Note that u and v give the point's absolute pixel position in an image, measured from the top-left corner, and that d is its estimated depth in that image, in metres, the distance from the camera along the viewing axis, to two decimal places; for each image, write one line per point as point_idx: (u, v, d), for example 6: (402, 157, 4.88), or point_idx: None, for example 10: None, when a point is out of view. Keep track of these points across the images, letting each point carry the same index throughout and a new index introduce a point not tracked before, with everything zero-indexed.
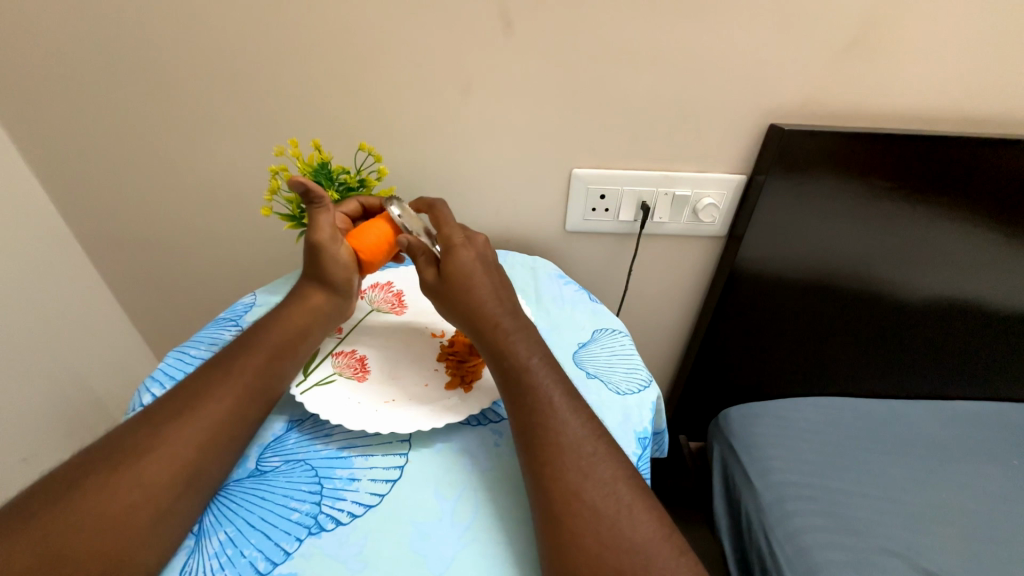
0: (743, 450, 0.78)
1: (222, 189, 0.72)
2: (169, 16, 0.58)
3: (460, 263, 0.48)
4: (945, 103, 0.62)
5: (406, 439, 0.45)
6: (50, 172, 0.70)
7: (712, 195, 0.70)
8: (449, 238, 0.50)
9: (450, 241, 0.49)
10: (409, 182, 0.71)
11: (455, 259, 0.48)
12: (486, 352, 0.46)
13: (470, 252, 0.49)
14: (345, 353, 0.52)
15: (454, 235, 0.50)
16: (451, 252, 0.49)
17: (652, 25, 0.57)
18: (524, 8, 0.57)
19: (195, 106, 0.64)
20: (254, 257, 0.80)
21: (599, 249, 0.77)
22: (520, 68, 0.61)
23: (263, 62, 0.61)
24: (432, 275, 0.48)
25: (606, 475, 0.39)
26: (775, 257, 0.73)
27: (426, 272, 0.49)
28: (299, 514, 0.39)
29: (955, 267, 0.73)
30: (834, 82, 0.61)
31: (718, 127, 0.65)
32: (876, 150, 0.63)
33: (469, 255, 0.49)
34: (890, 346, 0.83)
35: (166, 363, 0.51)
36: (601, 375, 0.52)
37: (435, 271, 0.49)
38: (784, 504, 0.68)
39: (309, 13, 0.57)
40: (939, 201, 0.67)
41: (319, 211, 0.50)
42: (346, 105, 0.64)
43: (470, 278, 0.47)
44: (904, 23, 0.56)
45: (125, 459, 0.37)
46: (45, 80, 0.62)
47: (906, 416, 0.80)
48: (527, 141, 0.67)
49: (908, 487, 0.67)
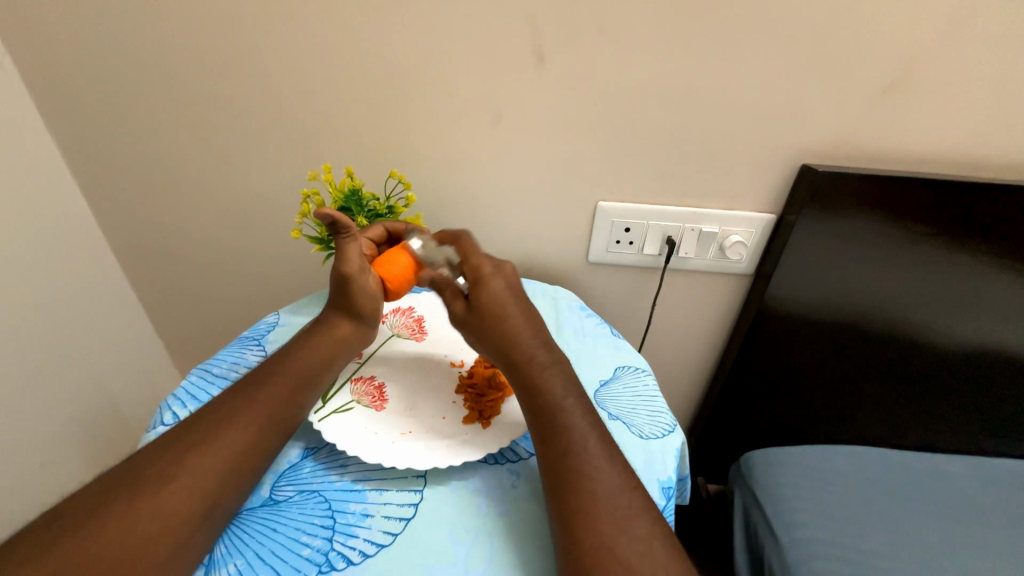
0: (768, 500, 0.74)
1: (254, 209, 0.74)
2: (217, 46, 0.61)
3: (491, 294, 0.47)
4: (989, 149, 0.60)
5: (422, 475, 0.44)
6: (95, 185, 0.73)
7: (740, 233, 0.69)
8: (479, 268, 0.48)
9: (479, 271, 0.48)
10: (435, 208, 0.71)
11: (487, 291, 0.47)
12: (519, 386, 0.46)
13: (500, 283, 0.48)
14: (364, 380, 0.52)
15: (482, 265, 0.49)
16: (480, 283, 0.48)
17: (683, 65, 0.58)
18: (556, 47, 0.58)
19: (235, 128, 0.67)
20: (279, 275, 0.81)
21: (621, 282, 0.76)
22: (550, 103, 0.62)
23: (302, 90, 0.63)
24: (460, 308, 0.48)
25: (641, 531, 0.37)
26: (804, 299, 0.71)
27: (455, 305, 0.48)
28: (310, 550, 0.38)
29: (998, 317, 0.70)
30: (869, 125, 0.60)
31: (748, 166, 0.64)
32: (913, 194, 0.61)
33: (499, 288, 0.48)
34: (926, 396, 0.79)
35: (189, 382, 0.51)
36: (623, 418, 0.51)
37: (462, 303, 0.48)
38: (810, 562, 0.64)
39: (350, 47, 0.60)
40: (981, 247, 0.64)
41: (346, 240, 0.50)
42: (379, 134, 0.66)
43: (503, 310, 0.47)
44: (942, 70, 0.56)
45: (145, 484, 0.37)
46: (98, 99, 0.66)
47: (945, 473, 0.75)
48: (553, 173, 0.67)
49: (949, 554, 0.63)
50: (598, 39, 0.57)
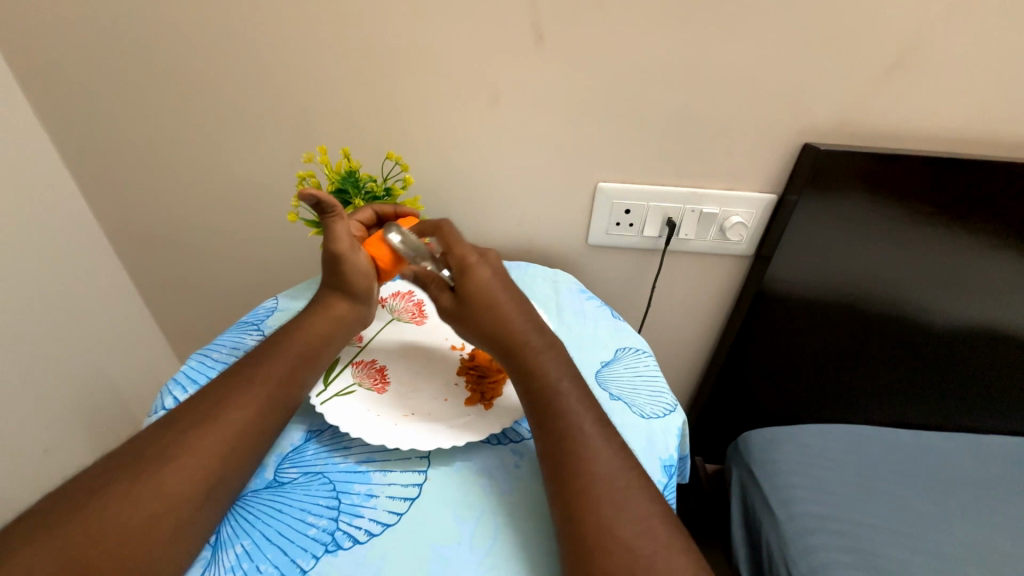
0: (765, 477, 0.76)
1: (248, 193, 0.73)
2: (206, 24, 0.59)
3: (478, 285, 0.46)
4: (994, 126, 0.60)
5: (425, 456, 0.45)
6: (84, 170, 0.72)
7: (741, 214, 0.68)
8: (463, 257, 0.47)
9: (463, 261, 0.47)
10: (433, 191, 0.70)
11: (471, 282, 0.46)
12: (514, 371, 0.46)
13: (487, 269, 0.47)
14: (364, 363, 0.52)
15: (466, 254, 0.48)
16: (466, 273, 0.47)
17: (686, 41, 0.57)
18: (556, 22, 0.56)
19: (226, 110, 0.65)
20: (276, 260, 0.81)
21: (621, 264, 0.76)
22: (550, 81, 0.60)
23: (295, 69, 0.61)
24: (448, 300, 0.47)
25: (640, 510, 0.38)
26: (804, 279, 0.70)
27: (443, 298, 0.47)
28: (316, 529, 0.39)
29: (996, 295, 0.70)
30: (875, 102, 0.59)
31: (751, 145, 0.63)
32: (914, 173, 0.60)
33: (486, 275, 0.47)
34: (922, 375, 0.80)
35: (189, 367, 0.51)
36: (624, 398, 0.51)
37: (449, 296, 0.47)
38: (806, 537, 0.65)
39: (343, 23, 0.58)
40: (982, 226, 0.64)
41: (335, 220, 0.49)
42: (374, 114, 0.64)
43: (492, 297, 0.46)
44: (950, 45, 0.54)
45: (148, 466, 0.37)
46: (83, 80, 0.64)
47: (938, 450, 0.77)
48: (553, 154, 0.66)
49: (940, 526, 0.64)
50: (600, 13, 0.55)
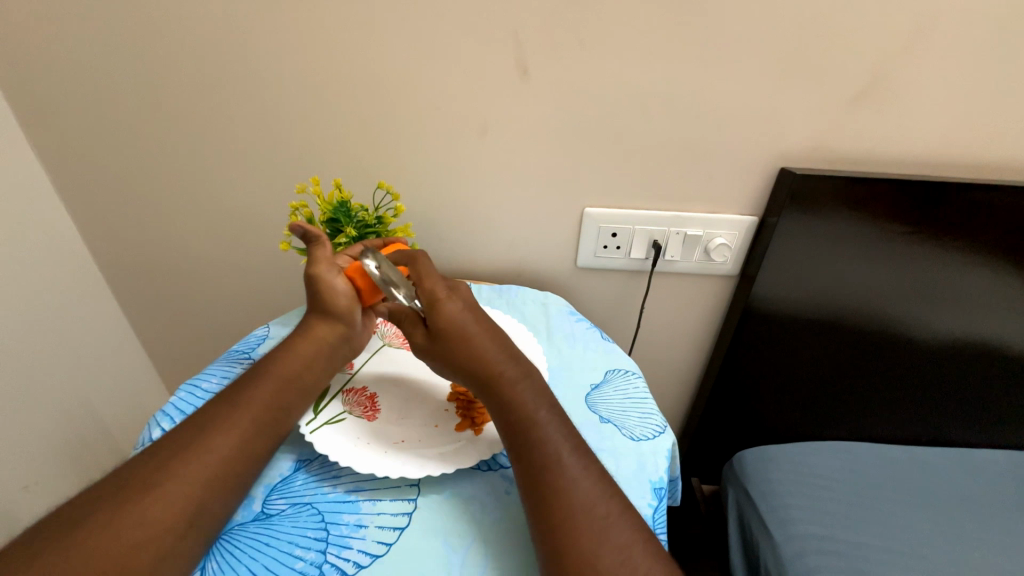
0: (760, 497, 0.75)
1: (242, 221, 0.74)
2: (203, 61, 0.61)
3: (447, 319, 0.47)
4: (958, 150, 0.63)
5: (415, 484, 0.44)
6: (78, 201, 0.73)
7: (724, 235, 0.70)
8: (433, 292, 0.47)
9: (434, 296, 0.47)
10: (425, 218, 0.72)
11: (440, 317, 0.46)
12: (491, 404, 0.46)
13: (456, 305, 0.48)
14: (355, 390, 0.52)
15: (435, 290, 0.48)
16: (435, 308, 0.47)
17: (663, 74, 0.60)
18: (540, 57, 0.59)
19: (221, 143, 0.67)
20: (269, 289, 0.81)
21: (609, 286, 0.78)
22: (535, 112, 0.63)
23: (290, 103, 0.64)
24: (422, 336, 0.48)
25: (621, 539, 0.38)
26: (788, 297, 0.72)
27: (416, 335, 0.48)
28: (304, 562, 0.38)
29: (974, 309, 0.72)
30: (845, 129, 0.62)
31: (729, 171, 0.66)
32: (887, 193, 0.63)
33: (456, 310, 0.47)
34: (910, 389, 0.81)
35: (177, 398, 0.51)
36: (614, 420, 0.52)
37: (422, 331, 0.48)
38: (805, 558, 0.65)
39: (337, 61, 0.61)
40: (954, 243, 0.66)
41: (317, 247, 0.52)
42: (367, 145, 0.66)
43: (463, 331, 0.46)
44: (910, 76, 0.58)
45: (131, 496, 0.37)
46: (81, 115, 0.66)
47: (929, 465, 0.77)
48: (540, 181, 0.68)
49: (937, 543, 0.64)
50: (583, 49, 0.58)
